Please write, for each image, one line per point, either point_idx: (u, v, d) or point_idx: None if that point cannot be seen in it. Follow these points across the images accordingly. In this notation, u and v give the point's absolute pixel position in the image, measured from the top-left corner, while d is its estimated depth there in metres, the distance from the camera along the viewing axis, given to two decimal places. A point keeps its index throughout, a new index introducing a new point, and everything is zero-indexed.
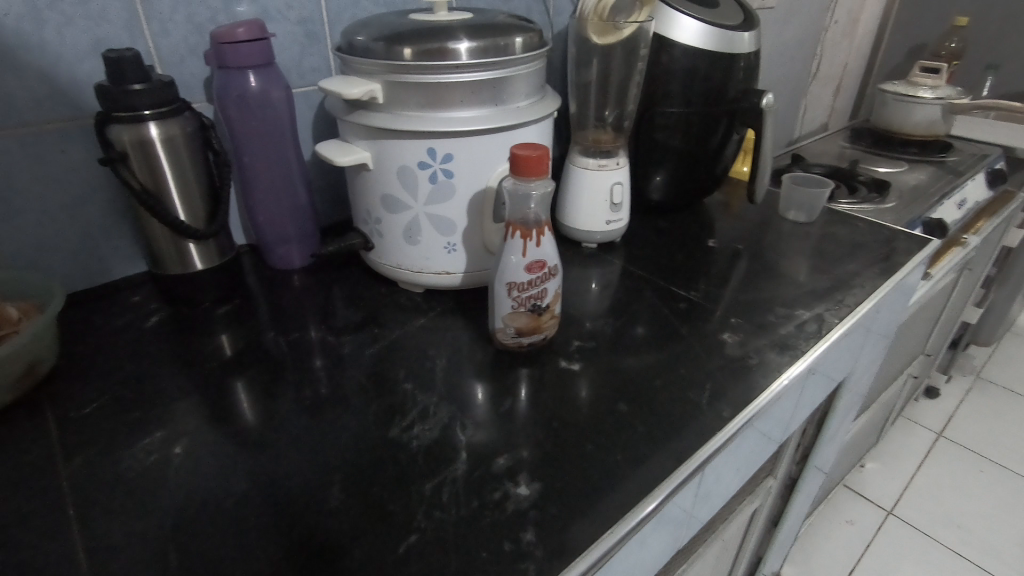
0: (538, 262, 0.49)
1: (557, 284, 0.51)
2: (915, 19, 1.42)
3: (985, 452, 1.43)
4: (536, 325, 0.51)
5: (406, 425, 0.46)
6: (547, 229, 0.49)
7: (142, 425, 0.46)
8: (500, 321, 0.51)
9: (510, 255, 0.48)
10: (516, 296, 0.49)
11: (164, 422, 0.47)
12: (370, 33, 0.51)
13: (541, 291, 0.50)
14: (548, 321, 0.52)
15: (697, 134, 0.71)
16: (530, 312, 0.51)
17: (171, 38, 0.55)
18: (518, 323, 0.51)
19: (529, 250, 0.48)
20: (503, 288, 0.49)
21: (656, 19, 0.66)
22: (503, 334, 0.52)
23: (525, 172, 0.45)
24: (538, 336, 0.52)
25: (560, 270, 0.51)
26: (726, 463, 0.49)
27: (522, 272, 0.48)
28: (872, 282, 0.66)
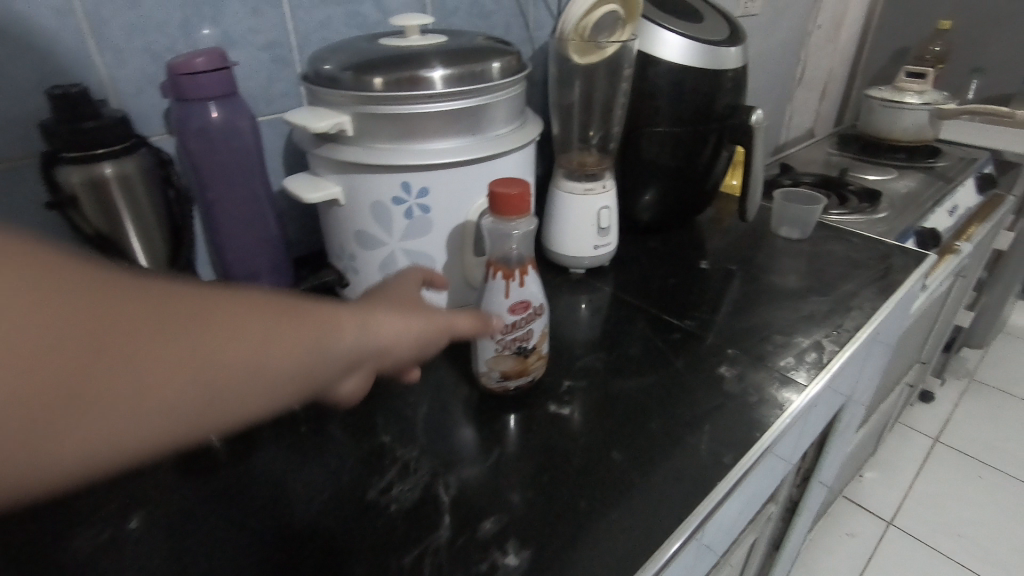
0: (522, 301, 0.45)
1: (544, 324, 0.48)
2: (898, 23, 1.41)
3: (981, 457, 1.42)
4: (523, 367, 0.48)
5: (385, 484, 0.42)
6: (531, 268, 0.46)
7: (102, 492, 0.43)
8: (484, 365, 0.48)
9: (492, 297, 0.45)
10: (500, 339, 0.47)
11: (125, 486, 0.43)
12: (337, 61, 0.48)
13: (526, 333, 0.47)
14: (536, 363, 0.49)
15: (686, 152, 0.69)
16: (516, 354, 0.47)
17: (126, 68, 0.52)
18: (503, 367, 0.48)
19: (511, 291, 0.45)
20: (486, 330, 0.46)
21: (639, 37, 0.64)
22: (488, 380, 0.49)
23: (503, 210, 0.43)
24: (524, 378, 0.49)
25: (546, 308, 0.48)
26: (729, 509, 0.46)
27: (506, 314, 0.45)
28: (871, 303, 0.64)
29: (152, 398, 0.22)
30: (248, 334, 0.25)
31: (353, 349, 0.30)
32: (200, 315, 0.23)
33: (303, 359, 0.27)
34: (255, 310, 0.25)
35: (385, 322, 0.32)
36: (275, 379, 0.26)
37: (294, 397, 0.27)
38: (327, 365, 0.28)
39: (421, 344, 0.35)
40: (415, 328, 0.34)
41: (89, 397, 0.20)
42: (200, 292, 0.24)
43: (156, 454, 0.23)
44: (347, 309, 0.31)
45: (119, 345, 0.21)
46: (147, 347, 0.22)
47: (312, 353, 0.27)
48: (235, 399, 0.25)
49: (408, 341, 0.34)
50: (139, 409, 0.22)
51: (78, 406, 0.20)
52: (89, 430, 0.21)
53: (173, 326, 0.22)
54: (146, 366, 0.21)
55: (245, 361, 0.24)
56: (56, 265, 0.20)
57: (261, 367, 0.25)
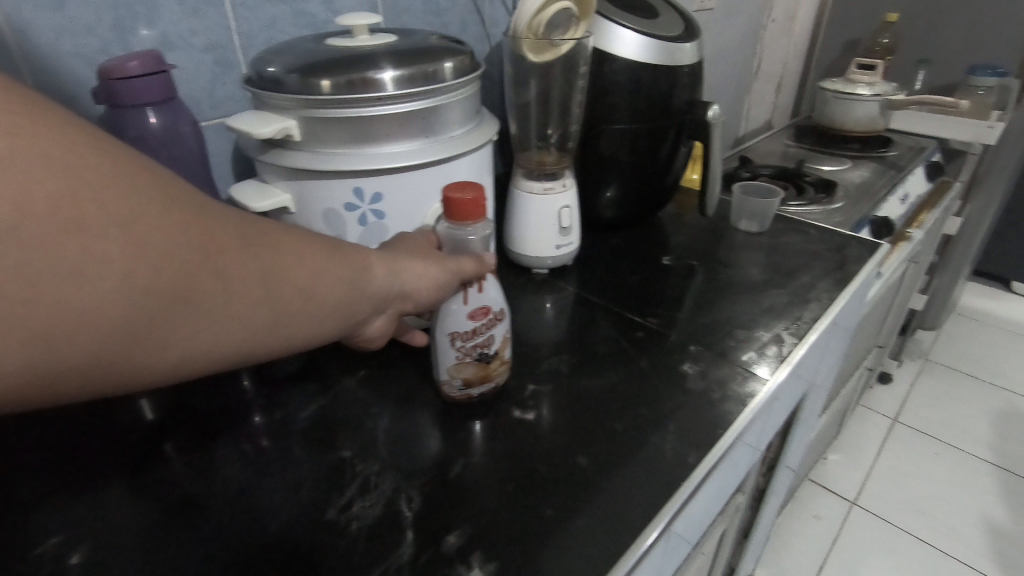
0: (482, 306, 0.45)
1: (505, 328, 0.47)
2: (848, 15, 1.44)
3: (937, 434, 1.47)
4: (485, 374, 0.48)
5: (345, 501, 0.41)
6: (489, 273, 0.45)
7: (48, 519, 0.41)
8: (445, 373, 0.47)
9: (451, 303, 0.45)
10: (461, 346, 0.46)
11: (75, 510, 0.41)
12: (282, 63, 0.46)
13: (487, 338, 0.46)
14: (499, 368, 0.48)
15: (645, 148, 0.69)
16: (478, 361, 0.47)
17: (54, 73, 0.49)
18: (465, 374, 0.47)
19: (470, 297, 0.45)
20: (446, 338, 0.45)
21: (594, 34, 0.63)
22: (450, 388, 0.48)
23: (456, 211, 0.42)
24: (487, 384, 0.48)
25: (507, 313, 0.47)
26: (697, 507, 0.46)
27: (465, 320, 0.45)
28: (828, 294, 0.65)
29: (248, 304, 0.29)
30: (308, 264, 0.32)
31: (376, 289, 0.37)
32: (277, 246, 0.31)
33: (341, 290, 0.35)
34: (309, 247, 0.33)
35: (406, 267, 0.40)
36: (324, 302, 0.34)
37: (334, 321, 0.35)
38: (359, 298, 0.36)
39: (436, 289, 0.42)
40: (430, 275, 0.41)
41: (213, 298, 0.27)
42: (274, 230, 0.31)
43: (243, 353, 0.30)
44: (375, 254, 0.38)
45: (234, 261, 0.28)
46: (246, 266, 0.29)
47: (348, 287, 0.35)
48: (296, 316, 0.32)
49: (424, 287, 0.41)
50: (239, 312, 0.29)
51: (203, 305, 0.27)
52: (207, 325, 0.28)
53: (264, 252, 0.30)
54: (245, 280, 0.29)
55: (306, 284, 0.32)
56: (188, 200, 0.27)
57: (315, 291, 0.33)
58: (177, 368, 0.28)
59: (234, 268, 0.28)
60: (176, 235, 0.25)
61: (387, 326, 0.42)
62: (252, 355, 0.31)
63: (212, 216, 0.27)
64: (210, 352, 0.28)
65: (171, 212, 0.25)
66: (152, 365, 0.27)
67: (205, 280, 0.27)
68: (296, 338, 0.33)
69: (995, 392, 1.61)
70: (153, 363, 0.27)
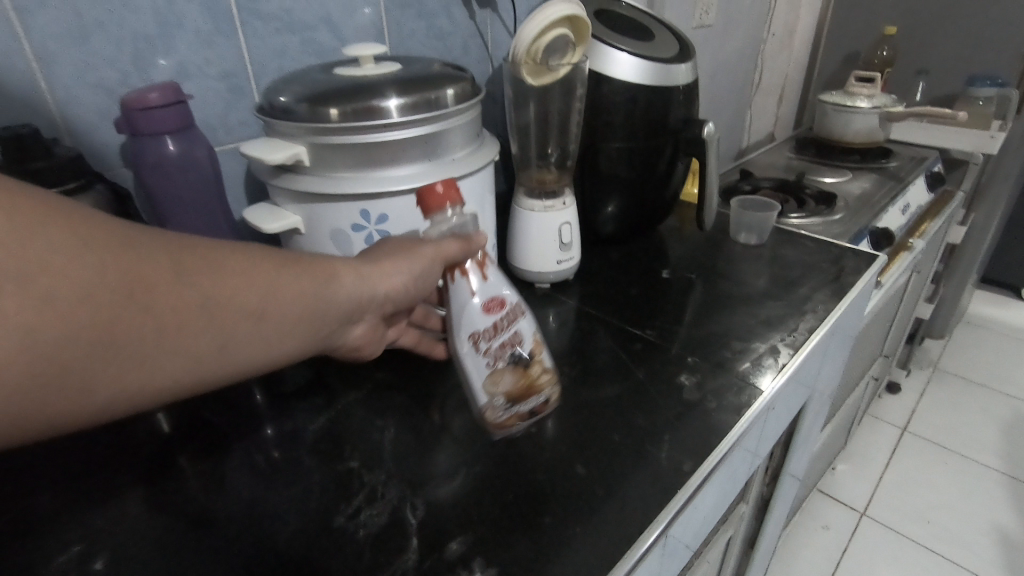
0: (493, 296, 0.47)
1: (528, 325, 0.48)
2: (847, 28, 1.46)
3: (947, 443, 1.47)
4: (527, 382, 0.47)
5: (352, 510, 0.43)
6: (489, 263, 0.48)
7: (69, 528, 0.43)
8: (485, 395, 0.47)
9: (461, 298, 0.46)
10: (488, 349, 0.46)
11: (94, 520, 0.43)
12: (292, 92, 0.49)
13: (513, 335, 0.47)
14: (539, 375, 0.48)
15: (643, 164, 0.71)
16: (514, 366, 0.47)
17: (79, 104, 0.52)
18: (505, 386, 0.47)
19: (478, 286, 0.46)
20: (469, 345, 0.46)
21: (591, 57, 0.65)
22: (497, 412, 0.47)
23: (429, 203, 0.44)
24: (533, 396, 0.48)
25: (524, 307, 0.48)
26: (694, 514, 0.47)
27: (482, 315, 0.46)
28: (824, 305, 0.66)
29: (194, 330, 0.32)
30: (259, 283, 0.35)
31: (345, 295, 0.40)
32: (228, 265, 0.33)
33: (308, 300, 0.37)
34: (259, 266, 0.35)
35: (371, 272, 0.42)
36: (286, 317, 0.36)
37: (298, 334, 0.37)
38: (323, 307, 0.38)
39: (412, 281, 0.44)
40: (400, 275, 0.43)
41: (162, 325, 0.30)
42: (219, 253, 0.33)
43: (198, 377, 0.33)
44: (345, 270, 0.41)
45: (178, 287, 0.31)
46: (182, 296, 0.31)
47: (309, 299, 0.37)
48: (251, 334, 0.35)
49: (393, 287, 0.43)
50: (182, 341, 0.31)
51: (138, 340, 0.30)
52: (146, 358, 0.30)
53: (212, 273, 0.32)
54: (183, 309, 0.31)
55: (254, 305, 0.34)
56: (112, 238, 0.29)
57: (268, 309, 0.35)
58: (129, 400, 0.31)
59: (167, 301, 0.30)
60: (95, 278, 0.28)
61: (369, 333, 0.46)
62: (219, 373, 0.34)
63: (138, 252, 0.30)
64: (160, 380, 0.31)
65: (89, 256, 0.28)
66: (123, 388, 0.30)
67: (134, 315, 0.29)
68: (269, 347, 0.36)
69: (1006, 401, 1.60)
70: (128, 383, 0.30)
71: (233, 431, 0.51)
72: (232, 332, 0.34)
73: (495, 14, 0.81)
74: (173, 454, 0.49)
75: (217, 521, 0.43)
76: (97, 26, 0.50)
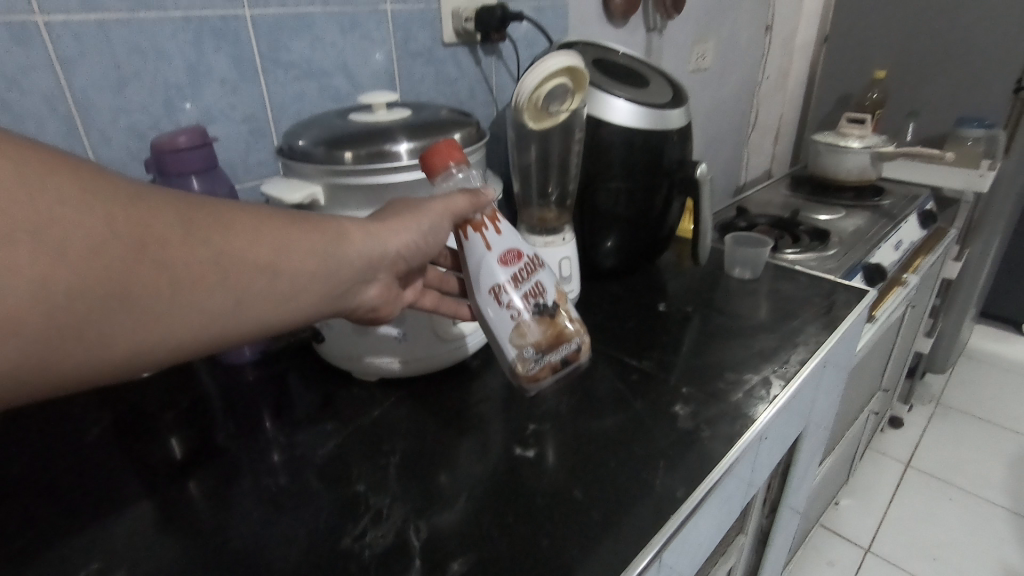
0: (508, 249, 0.49)
1: (547, 276, 0.51)
2: (839, 72, 1.52)
3: (951, 479, 1.46)
4: (555, 332, 0.50)
5: (358, 531, 0.45)
6: (500, 217, 0.50)
7: (85, 546, 0.45)
8: (515, 349, 0.49)
9: (479, 254, 0.48)
10: (511, 301, 0.48)
11: (108, 539, 0.45)
12: (310, 137, 0.53)
13: (536, 285, 0.50)
14: (566, 325, 0.51)
15: (640, 201, 0.74)
16: (541, 317, 0.49)
17: (111, 145, 0.56)
18: (535, 336, 0.49)
19: (493, 241, 0.48)
20: (492, 297, 0.48)
21: (589, 103, 0.69)
22: (528, 362, 0.49)
23: (432, 161, 0.45)
24: (563, 346, 0.50)
25: (540, 260, 0.51)
26: (689, 540, 0.49)
27: (501, 266, 0.48)
28: (815, 338, 0.68)
29: (210, 285, 0.33)
30: (267, 242, 0.36)
31: (357, 254, 0.42)
32: (237, 225, 0.35)
33: (316, 258, 0.39)
34: (265, 225, 0.37)
35: (378, 232, 0.43)
36: (296, 274, 0.38)
37: (310, 291, 0.39)
38: (333, 264, 0.40)
39: (423, 238, 0.45)
40: (409, 232, 0.45)
41: (180, 279, 0.32)
42: (224, 212, 0.35)
43: (219, 331, 0.35)
44: (353, 282, 0.43)
45: (190, 244, 0.32)
46: (194, 251, 0.32)
47: (318, 254, 0.39)
48: (265, 290, 0.36)
49: (402, 244, 0.45)
50: (197, 296, 0.33)
51: (155, 295, 0.31)
52: (165, 313, 0.32)
53: (221, 232, 0.34)
54: (196, 264, 0.32)
55: (264, 261, 0.36)
56: (118, 194, 0.30)
57: (279, 264, 0.37)
58: (151, 355, 0.32)
59: (179, 256, 0.32)
60: (108, 232, 0.29)
61: (386, 293, 0.47)
62: (237, 329, 0.36)
63: (144, 208, 0.31)
64: (180, 336, 0.33)
65: (96, 210, 0.29)
66: (149, 340, 0.32)
67: (149, 270, 0.30)
68: (282, 303, 0.38)
69: (1010, 437, 1.59)
70: (153, 336, 0.32)
71: (242, 456, 0.54)
72: (246, 288, 0.35)
73: (500, 61, 0.86)
74: (185, 476, 0.51)
75: (227, 542, 0.44)
76: (133, 76, 0.55)
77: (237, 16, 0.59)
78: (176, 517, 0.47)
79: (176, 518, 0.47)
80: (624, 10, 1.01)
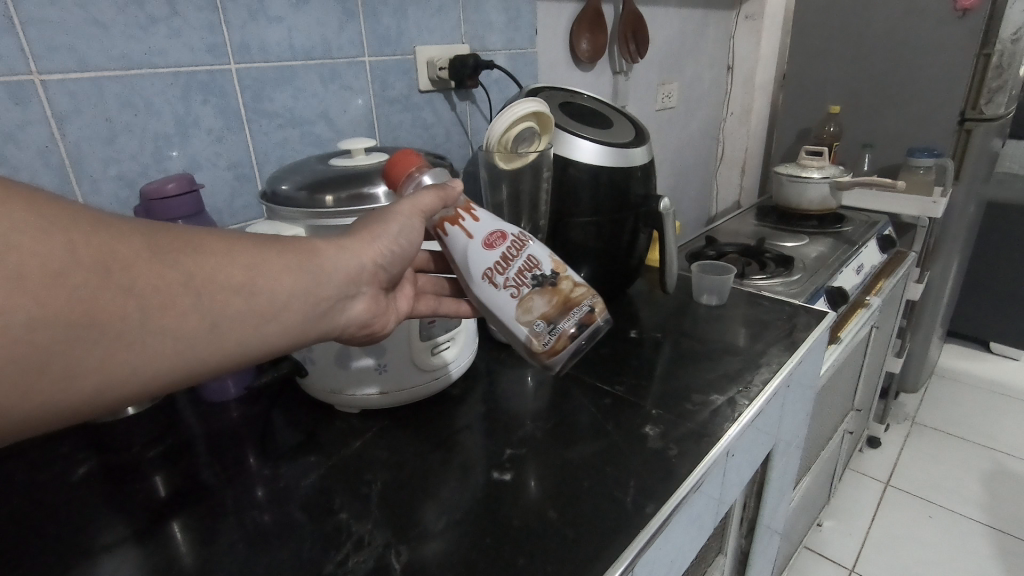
0: (490, 232, 0.52)
1: (536, 247, 0.53)
2: (797, 108, 1.61)
3: (930, 497, 1.49)
4: (560, 298, 0.53)
5: (341, 556, 0.46)
6: (473, 207, 0.53)
7: None
8: (524, 326, 0.52)
9: (464, 244, 0.52)
10: (506, 280, 0.52)
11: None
12: (292, 182, 0.56)
13: (529, 259, 0.52)
14: (571, 288, 0.53)
15: (609, 234, 0.79)
16: (544, 286, 0.52)
17: (100, 194, 0.58)
18: (542, 308, 0.52)
19: (472, 229, 0.52)
20: (488, 280, 0.52)
21: (555, 144, 0.74)
22: (542, 336, 0.52)
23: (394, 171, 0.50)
24: (574, 310, 0.53)
25: (525, 236, 0.54)
26: (660, 556, 0.51)
27: (487, 249, 0.52)
28: (778, 359, 0.72)
29: (183, 307, 0.33)
30: (240, 262, 0.37)
31: (334, 271, 0.43)
32: (204, 246, 0.35)
33: (293, 277, 0.40)
34: (237, 246, 0.37)
35: (351, 246, 0.44)
36: (274, 292, 0.38)
37: (293, 309, 0.40)
38: (312, 282, 0.41)
39: (395, 242, 0.47)
40: (381, 241, 0.46)
41: (151, 302, 0.32)
42: (194, 234, 0.35)
43: (198, 355, 0.35)
44: (338, 308, 0.44)
45: (157, 267, 0.32)
46: (163, 274, 0.33)
47: (296, 271, 0.40)
48: (243, 310, 0.37)
49: (376, 255, 0.46)
50: (171, 319, 0.33)
51: (126, 320, 0.31)
52: (136, 338, 0.32)
53: (189, 254, 0.34)
54: (165, 287, 0.32)
55: (236, 281, 0.36)
56: (78, 218, 0.30)
57: (255, 283, 0.37)
58: (130, 382, 0.32)
59: (145, 279, 0.32)
60: (69, 259, 0.29)
61: (375, 306, 0.48)
62: (219, 350, 0.36)
63: (106, 232, 0.31)
64: (156, 363, 0.33)
65: (56, 236, 0.29)
66: (123, 364, 0.32)
67: (116, 295, 0.31)
68: (262, 323, 0.38)
69: (984, 453, 1.63)
70: (127, 361, 0.32)
71: (224, 494, 0.55)
72: (221, 309, 0.35)
73: (474, 105, 0.91)
74: (168, 516, 0.52)
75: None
76: (124, 128, 0.58)
77: (223, 70, 0.63)
78: (158, 558, 0.48)
79: (158, 558, 0.48)
80: (590, 56, 1.07)
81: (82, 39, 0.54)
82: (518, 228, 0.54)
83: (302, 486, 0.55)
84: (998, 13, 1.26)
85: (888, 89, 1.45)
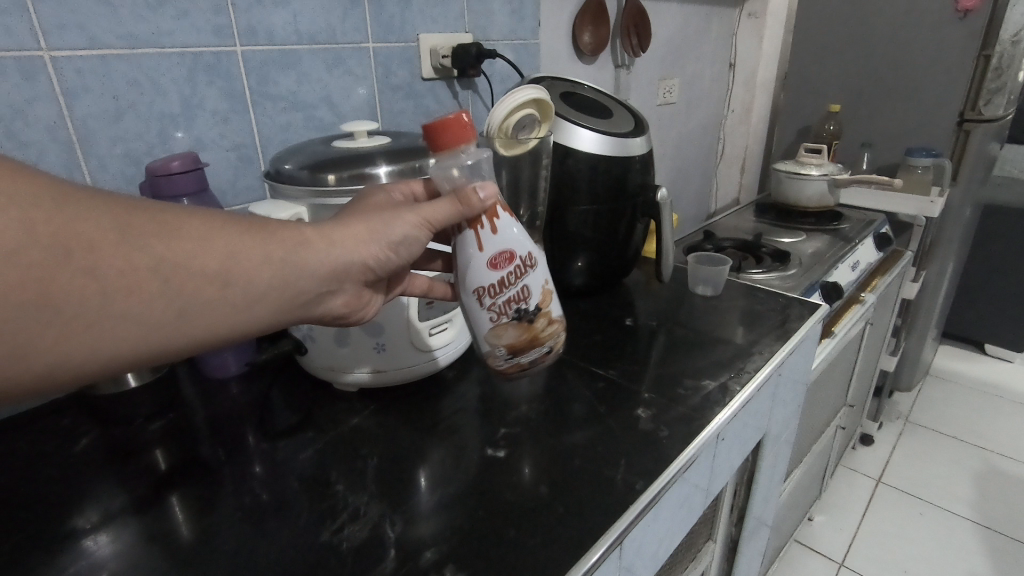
0: (500, 251, 0.51)
1: (535, 280, 0.53)
2: (799, 106, 1.61)
3: (920, 493, 1.51)
4: (529, 337, 0.54)
5: (337, 526, 0.48)
6: (499, 214, 0.51)
7: (45, 551, 0.47)
8: (488, 342, 0.55)
9: (470, 250, 0.51)
10: (492, 303, 0.52)
11: (73, 545, 0.47)
12: (296, 162, 0.57)
13: (521, 291, 0.53)
14: (543, 328, 0.55)
15: (606, 224, 0.80)
16: (518, 322, 0.54)
17: (107, 171, 0.59)
18: (507, 340, 0.54)
19: (485, 242, 0.51)
20: (475, 295, 0.52)
21: (556, 132, 0.75)
22: (498, 359, 0.55)
23: (444, 138, 0.47)
24: (535, 351, 0.55)
25: (530, 262, 0.53)
26: (649, 532, 0.52)
27: (487, 268, 0.51)
28: (770, 348, 0.73)
29: (151, 292, 0.34)
30: (219, 249, 0.37)
31: (318, 264, 0.43)
32: (179, 230, 0.36)
33: (277, 266, 0.40)
34: (220, 232, 0.38)
35: (343, 242, 0.44)
36: (255, 281, 0.39)
37: (267, 302, 0.40)
38: (295, 274, 0.41)
39: (393, 251, 0.47)
40: (377, 244, 0.46)
41: (118, 284, 0.33)
42: (173, 218, 0.36)
43: (170, 336, 0.36)
44: (323, 295, 0.45)
45: (124, 249, 0.33)
46: (131, 258, 0.33)
47: (277, 263, 0.40)
48: (215, 298, 0.37)
49: (368, 255, 0.46)
50: (136, 302, 0.34)
51: (85, 303, 0.32)
52: (101, 319, 0.33)
53: (162, 239, 0.35)
54: (131, 272, 0.33)
55: (213, 269, 0.37)
56: (42, 195, 0.31)
57: (230, 274, 0.37)
58: (98, 359, 0.34)
59: (109, 261, 0.32)
60: (26, 237, 0.29)
61: (352, 303, 0.49)
62: (191, 333, 0.37)
63: (69, 211, 0.31)
64: (118, 344, 0.34)
65: (14, 212, 0.29)
66: (93, 343, 0.33)
67: (78, 277, 0.31)
68: (236, 310, 0.39)
69: (976, 452, 1.65)
70: (94, 339, 0.33)
71: (211, 471, 0.55)
72: (191, 298, 0.36)
73: (475, 94, 0.92)
74: (152, 489, 0.53)
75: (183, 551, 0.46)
76: (130, 107, 0.59)
77: (229, 52, 0.64)
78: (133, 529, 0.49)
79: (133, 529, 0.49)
80: (592, 48, 1.08)
81: (91, 18, 0.55)
82: (530, 249, 0.53)
83: (292, 463, 0.56)
84: (999, 15, 1.27)
85: (888, 89, 1.46)
